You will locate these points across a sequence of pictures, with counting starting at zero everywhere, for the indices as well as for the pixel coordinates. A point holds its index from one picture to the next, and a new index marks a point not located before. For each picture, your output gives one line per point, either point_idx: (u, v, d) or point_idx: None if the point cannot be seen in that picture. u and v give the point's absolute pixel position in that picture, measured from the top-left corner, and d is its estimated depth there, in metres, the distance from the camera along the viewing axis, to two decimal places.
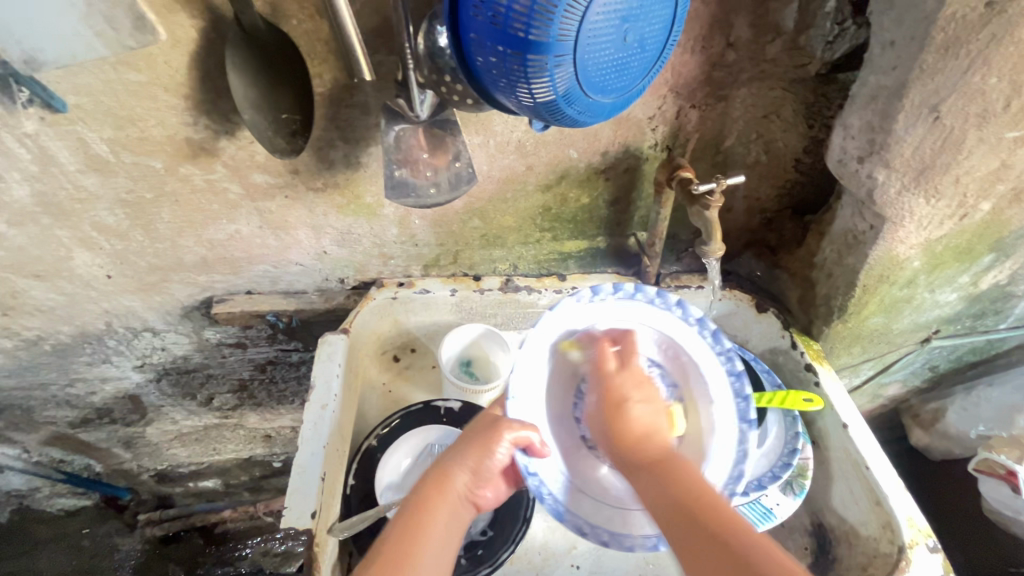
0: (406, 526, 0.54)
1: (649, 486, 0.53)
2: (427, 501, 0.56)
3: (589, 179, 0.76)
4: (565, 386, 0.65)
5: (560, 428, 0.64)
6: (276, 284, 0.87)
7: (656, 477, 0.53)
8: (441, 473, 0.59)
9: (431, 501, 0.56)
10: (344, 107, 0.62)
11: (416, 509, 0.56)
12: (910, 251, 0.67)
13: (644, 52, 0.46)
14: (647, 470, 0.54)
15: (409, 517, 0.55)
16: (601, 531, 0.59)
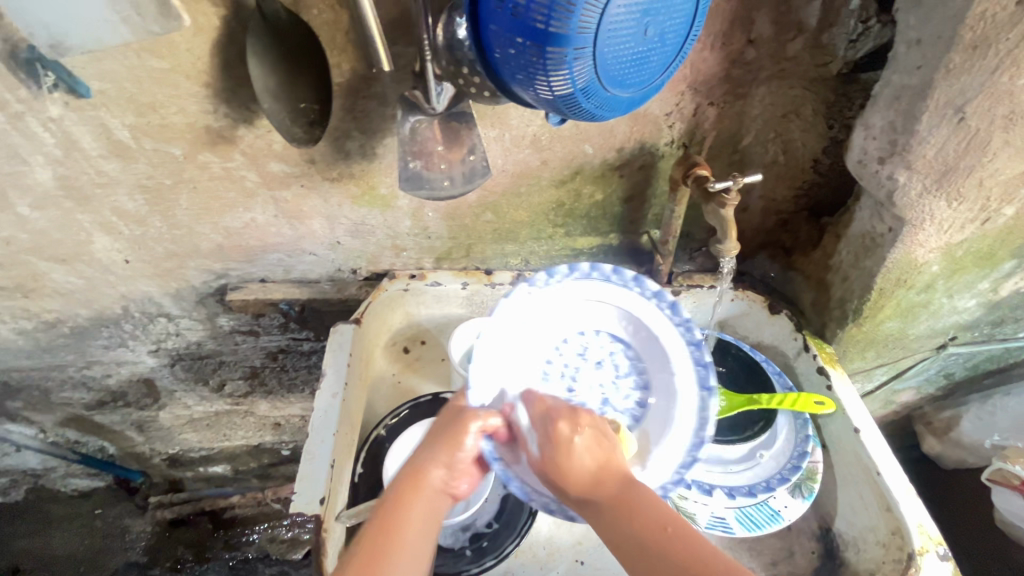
0: (377, 529, 0.50)
1: (610, 533, 0.51)
2: (402, 500, 0.53)
3: (603, 175, 0.75)
4: (531, 364, 0.70)
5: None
6: (289, 273, 0.87)
7: (616, 519, 0.51)
8: (412, 471, 0.56)
9: (406, 500, 0.53)
10: (362, 98, 0.62)
11: (389, 510, 0.52)
12: (929, 255, 0.66)
13: (664, 46, 0.45)
14: (606, 514, 0.52)
15: (382, 521, 0.51)
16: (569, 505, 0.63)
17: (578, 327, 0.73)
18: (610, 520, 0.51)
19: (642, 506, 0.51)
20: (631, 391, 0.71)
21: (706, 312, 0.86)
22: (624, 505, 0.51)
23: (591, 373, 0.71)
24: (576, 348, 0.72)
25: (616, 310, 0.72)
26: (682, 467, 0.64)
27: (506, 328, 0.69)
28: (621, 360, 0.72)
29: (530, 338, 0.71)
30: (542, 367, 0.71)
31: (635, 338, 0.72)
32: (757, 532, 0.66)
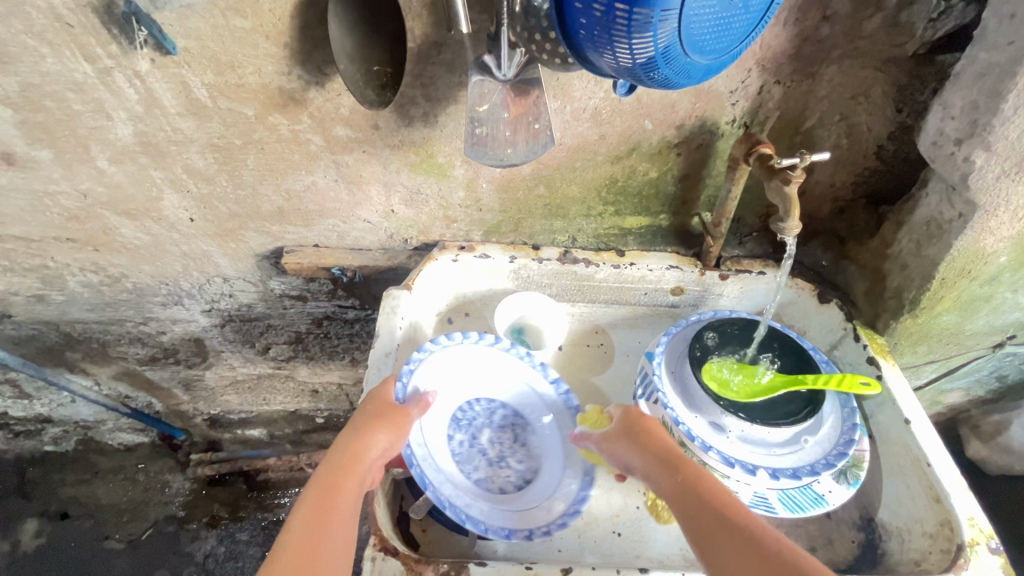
0: (313, 509, 0.54)
1: (671, 491, 0.59)
2: (335, 481, 0.57)
3: (659, 152, 0.75)
4: (442, 408, 0.75)
5: (435, 439, 0.72)
6: (342, 239, 0.90)
7: (676, 484, 0.59)
8: (346, 454, 0.60)
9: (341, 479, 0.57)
10: (431, 64, 0.63)
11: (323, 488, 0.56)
12: (998, 244, 0.64)
13: (748, 12, 0.45)
14: (667, 478, 0.60)
15: (320, 500, 0.55)
16: (458, 510, 0.66)
17: (487, 393, 0.79)
18: (673, 483, 0.60)
19: (699, 475, 0.59)
20: (524, 457, 0.75)
21: (753, 298, 0.86)
22: (682, 471, 0.60)
23: (493, 433, 0.77)
24: (482, 412, 0.78)
25: (524, 388, 0.79)
26: (565, 513, 0.69)
27: (435, 364, 0.75)
28: (519, 430, 0.78)
29: (448, 384, 0.76)
30: (450, 415, 0.76)
31: (534, 415, 0.78)
32: (798, 513, 0.67)
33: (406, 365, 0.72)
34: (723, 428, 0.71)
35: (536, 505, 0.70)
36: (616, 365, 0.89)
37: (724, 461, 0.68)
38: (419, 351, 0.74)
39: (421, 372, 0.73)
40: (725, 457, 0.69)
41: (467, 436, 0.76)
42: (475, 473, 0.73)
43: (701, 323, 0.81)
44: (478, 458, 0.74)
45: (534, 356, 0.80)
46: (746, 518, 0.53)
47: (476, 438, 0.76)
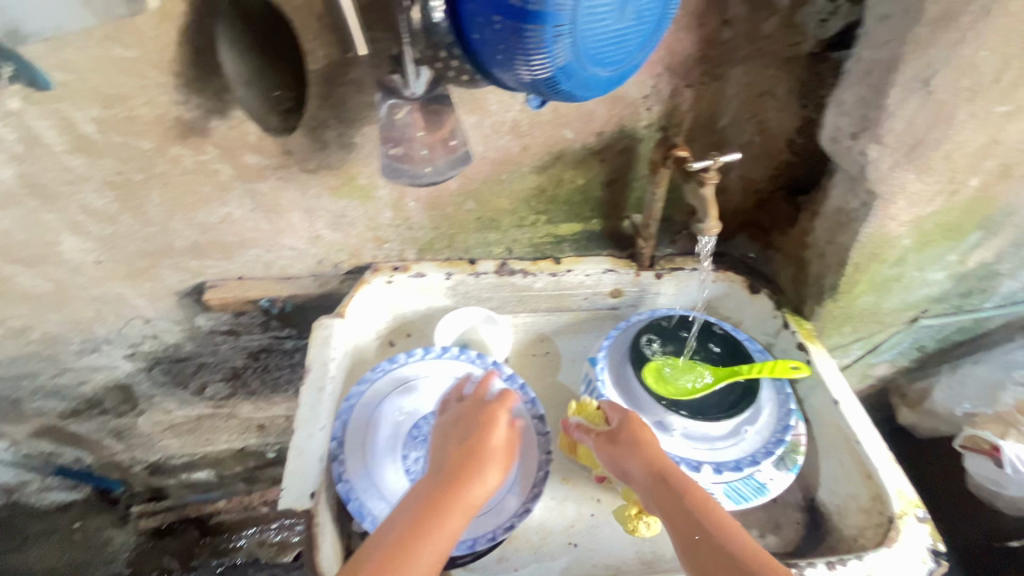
0: (408, 539, 0.54)
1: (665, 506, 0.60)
2: (431, 509, 0.57)
3: (583, 160, 0.75)
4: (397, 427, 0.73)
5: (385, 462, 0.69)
6: (269, 269, 0.86)
7: (667, 502, 0.60)
8: (440, 481, 0.60)
9: (436, 507, 0.57)
10: (339, 85, 0.61)
11: (417, 516, 0.56)
12: (900, 229, 0.66)
13: (642, 24, 0.45)
14: (659, 494, 0.61)
15: (408, 528, 0.55)
16: None
17: None
18: (664, 498, 0.60)
19: (693, 492, 0.60)
20: None
21: (689, 295, 0.89)
22: (676, 488, 0.60)
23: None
24: None
25: None
26: (514, 513, 0.69)
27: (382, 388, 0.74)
28: None
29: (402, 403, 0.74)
30: None
31: None
32: (743, 504, 0.69)
33: (345, 400, 0.71)
34: (668, 427, 0.72)
35: (488, 508, 0.69)
36: (563, 370, 0.90)
37: None
38: (360, 382, 0.73)
39: (364, 404, 0.71)
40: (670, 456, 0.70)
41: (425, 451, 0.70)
42: None
43: (649, 318, 0.83)
44: None
45: (485, 357, 0.79)
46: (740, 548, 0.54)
47: None
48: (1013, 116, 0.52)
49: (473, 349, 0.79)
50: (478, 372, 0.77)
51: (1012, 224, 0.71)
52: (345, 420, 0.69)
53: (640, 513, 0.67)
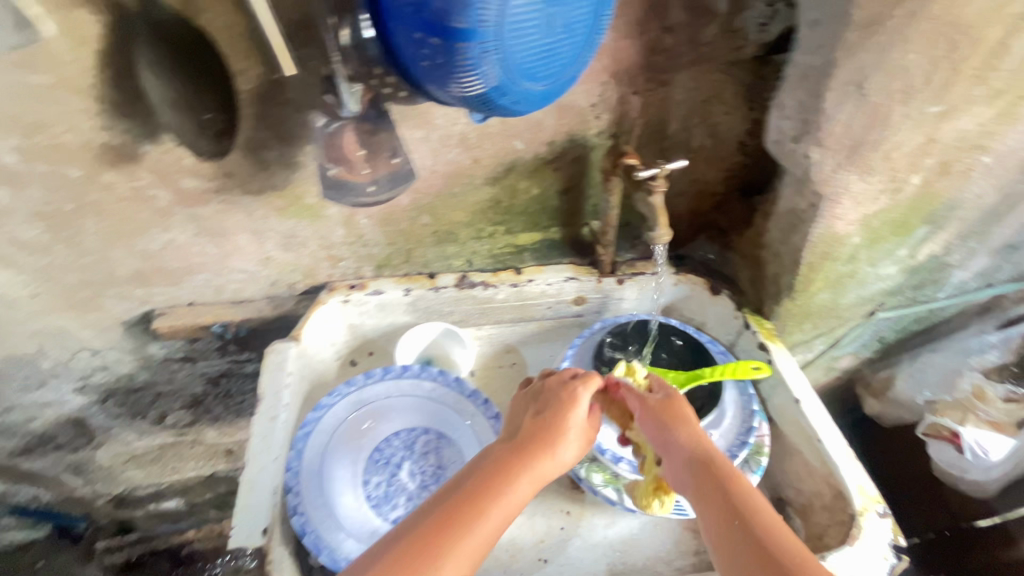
0: (467, 502, 0.51)
1: (708, 492, 0.55)
2: (496, 475, 0.54)
3: (536, 170, 0.74)
4: (357, 452, 0.70)
5: (344, 490, 0.67)
6: (220, 293, 0.83)
7: (706, 485, 0.56)
8: (508, 451, 0.57)
9: (501, 474, 0.54)
10: (274, 105, 0.59)
11: (478, 481, 0.54)
12: (849, 227, 0.67)
13: (573, 36, 0.44)
14: (700, 477, 0.57)
15: (463, 493, 0.53)
16: None
17: (408, 423, 0.74)
18: (708, 481, 0.56)
19: (739, 482, 0.55)
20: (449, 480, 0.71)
21: (653, 299, 0.88)
22: (722, 473, 0.56)
23: (414, 465, 0.72)
24: (404, 443, 0.73)
25: (443, 409, 0.75)
26: None
27: (340, 412, 0.71)
28: (444, 454, 0.73)
29: (362, 427, 0.72)
30: (368, 457, 0.71)
31: (457, 435, 0.74)
32: None
33: (300, 428, 0.68)
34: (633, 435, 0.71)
35: None
36: None
37: (634, 470, 0.69)
38: (316, 408, 0.70)
39: (320, 431, 0.69)
40: (635, 466, 0.70)
41: (386, 476, 0.70)
42: (394, 513, 0.67)
43: (612, 324, 0.83)
44: (400, 494, 0.69)
45: (448, 373, 0.77)
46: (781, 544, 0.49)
47: (398, 474, 0.70)
48: (946, 115, 0.53)
49: (435, 367, 0.77)
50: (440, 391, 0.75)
51: (957, 218, 0.72)
52: (301, 449, 0.67)
53: (657, 490, 0.65)
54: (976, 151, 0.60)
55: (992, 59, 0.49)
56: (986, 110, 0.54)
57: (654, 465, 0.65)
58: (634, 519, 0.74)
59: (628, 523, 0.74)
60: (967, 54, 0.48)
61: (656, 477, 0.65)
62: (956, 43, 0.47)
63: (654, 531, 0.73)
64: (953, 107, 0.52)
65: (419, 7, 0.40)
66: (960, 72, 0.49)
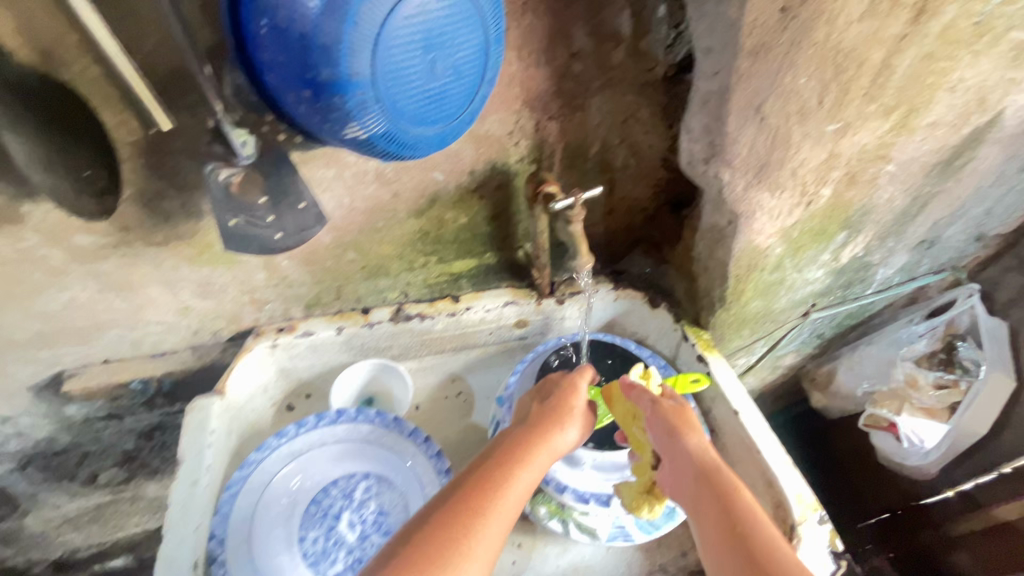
0: (495, 474, 0.54)
1: (710, 499, 0.54)
2: (518, 448, 0.58)
3: (461, 199, 0.73)
4: (291, 508, 0.67)
5: (278, 549, 0.65)
6: (138, 348, 0.78)
7: (706, 495, 0.55)
8: (523, 430, 0.61)
9: (521, 449, 0.58)
10: (165, 154, 0.55)
11: (502, 456, 0.57)
12: (769, 240, 0.68)
13: (462, 77, 0.43)
14: (701, 486, 0.55)
15: (487, 467, 0.55)
16: None
17: (346, 470, 0.71)
18: (710, 489, 0.55)
19: (741, 492, 0.54)
20: (390, 528, 0.68)
21: (595, 316, 0.88)
22: (725, 483, 0.55)
23: (354, 515, 0.69)
24: (342, 493, 0.70)
25: (382, 452, 0.72)
26: None
27: (270, 468, 0.68)
28: (385, 501, 0.70)
29: (296, 480, 0.69)
30: (304, 511, 0.68)
31: (398, 480, 0.71)
32: (654, 533, 0.68)
33: (226, 490, 0.65)
34: (578, 461, 0.68)
35: None
36: (477, 411, 0.86)
37: (579, 498, 0.68)
38: (242, 467, 0.67)
39: (247, 492, 0.66)
40: (580, 494, 0.68)
41: (323, 530, 0.67)
42: (333, 569, 0.65)
43: (554, 347, 0.81)
44: (338, 548, 0.66)
45: (386, 414, 0.74)
46: (776, 551, 0.49)
47: (336, 527, 0.67)
48: (843, 132, 0.54)
49: (373, 407, 0.74)
50: (378, 434, 0.73)
51: (873, 221, 0.74)
52: (226, 513, 0.64)
53: (647, 494, 0.63)
54: (880, 161, 0.62)
55: (878, 79, 0.50)
56: (881, 124, 0.56)
57: (650, 468, 0.62)
58: (587, 545, 0.72)
59: (581, 550, 0.72)
60: (853, 75, 0.49)
61: (650, 481, 0.63)
62: (841, 64, 0.48)
63: (607, 557, 0.72)
64: (849, 123, 0.54)
65: (286, 60, 0.38)
66: (850, 91, 0.50)
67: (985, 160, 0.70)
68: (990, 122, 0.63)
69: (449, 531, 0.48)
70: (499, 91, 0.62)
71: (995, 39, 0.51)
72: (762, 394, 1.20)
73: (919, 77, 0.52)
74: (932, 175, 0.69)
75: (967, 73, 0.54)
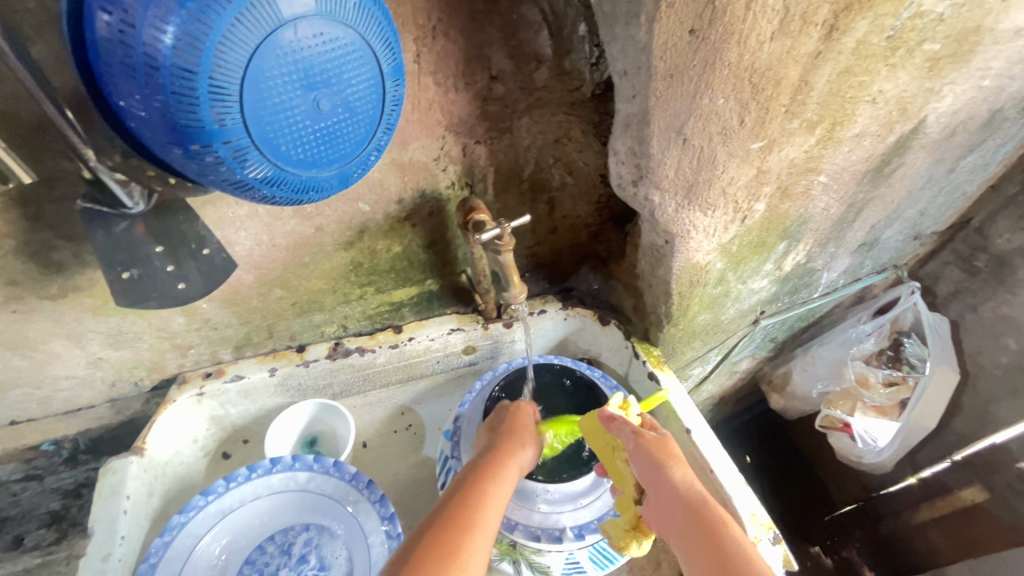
0: (471, 496, 0.52)
1: (696, 533, 0.49)
2: (489, 468, 0.56)
3: (392, 228, 0.69)
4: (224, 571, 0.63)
5: None
6: (49, 406, 0.71)
7: (693, 528, 0.49)
8: (490, 452, 0.59)
9: (492, 467, 0.57)
10: (47, 203, 0.50)
11: (475, 478, 0.55)
12: (709, 256, 0.66)
13: (354, 115, 0.39)
14: (687, 520, 0.50)
15: (462, 491, 0.53)
16: None
17: (284, 523, 0.67)
18: (696, 522, 0.49)
19: (730, 526, 0.49)
20: None
21: (545, 336, 0.85)
22: (712, 515, 0.50)
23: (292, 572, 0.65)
24: (280, 548, 0.66)
25: (322, 500, 0.68)
26: None
27: (197, 530, 0.63)
28: (326, 554, 0.66)
29: (228, 539, 0.65)
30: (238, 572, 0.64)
31: (341, 529, 0.67)
32: (609, 566, 0.66)
33: (143, 561, 0.59)
34: (529, 496, 0.65)
35: None
36: (427, 444, 0.83)
37: (530, 536, 0.64)
38: (163, 533, 0.61)
39: (168, 560, 0.60)
40: (531, 531, 0.64)
41: None
42: None
43: (500, 375, 0.77)
44: None
45: (325, 458, 0.69)
46: None
47: None
48: (769, 149, 0.53)
49: (310, 452, 0.70)
50: (317, 480, 0.68)
51: (811, 230, 0.74)
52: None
53: (633, 530, 0.58)
54: (810, 173, 0.61)
55: (797, 96, 0.49)
56: (806, 138, 0.55)
57: (634, 503, 0.58)
58: None
59: None
60: (770, 93, 0.48)
61: (636, 517, 0.58)
62: (758, 84, 0.47)
63: None
64: (774, 140, 0.53)
65: (142, 102, 0.34)
66: (770, 110, 0.49)
67: (914, 166, 0.71)
68: (914, 129, 0.63)
69: (430, 556, 0.45)
70: (419, 117, 0.59)
71: (909, 52, 0.51)
72: (723, 398, 1.20)
73: (838, 92, 0.51)
74: (864, 183, 0.69)
75: (885, 85, 0.53)
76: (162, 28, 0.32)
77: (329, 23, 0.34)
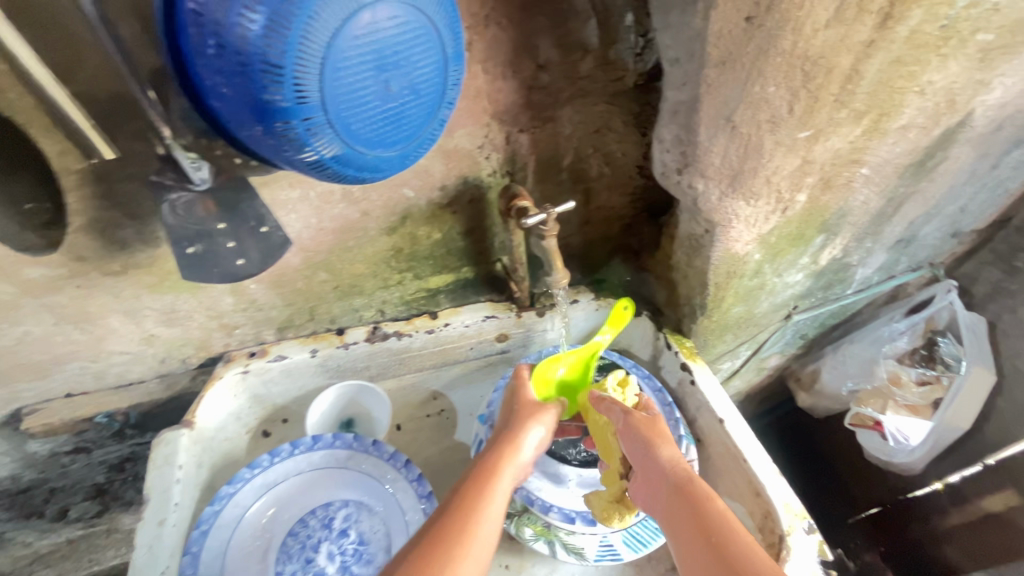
0: (468, 497, 0.51)
1: (684, 513, 0.50)
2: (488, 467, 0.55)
3: (434, 215, 0.71)
4: (268, 542, 0.65)
5: None
6: (102, 379, 0.74)
7: (679, 504, 0.51)
8: (491, 452, 0.58)
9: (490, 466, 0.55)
10: (118, 181, 0.53)
11: (473, 479, 0.54)
12: (747, 247, 0.67)
13: (419, 97, 0.41)
14: (672, 498, 0.52)
15: (459, 492, 0.52)
16: None
17: (325, 498, 0.69)
18: (681, 501, 0.51)
19: (715, 500, 0.50)
20: (371, 556, 0.66)
21: (576, 326, 0.85)
22: (698, 492, 0.51)
23: (333, 545, 0.66)
24: (321, 522, 0.67)
25: (362, 478, 0.70)
26: None
27: (244, 501, 0.66)
28: (366, 530, 0.67)
29: (272, 511, 0.67)
30: (281, 544, 0.66)
31: (380, 505, 0.69)
32: (642, 550, 0.66)
33: (196, 527, 0.62)
34: (563, 478, 0.66)
35: None
36: (459, 429, 0.84)
37: (564, 518, 0.64)
38: (214, 501, 0.64)
39: (219, 527, 0.63)
40: (566, 514, 0.65)
41: (301, 563, 0.64)
42: None
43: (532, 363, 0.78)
44: None
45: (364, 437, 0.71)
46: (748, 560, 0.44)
47: (314, 560, 0.65)
48: (815, 138, 0.54)
49: (350, 431, 0.72)
50: (357, 458, 0.70)
51: (849, 224, 0.74)
52: (196, 553, 0.61)
53: (617, 502, 0.61)
54: (854, 164, 0.61)
55: (847, 85, 0.50)
56: (852, 129, 0.55)
57: (619, 477, 0.61)
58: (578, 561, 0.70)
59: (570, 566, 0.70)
60: (822, 82, 0.48)
61: (621, 489, 0.61)
62: (810, 72, 0.47)
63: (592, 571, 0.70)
64: (821, 130, 0.53)
65: (228, 83, 0.36)
66: (820, 98, 0.50)
67: (958, 160, 0.70)
68: (960, 122, 0.62)
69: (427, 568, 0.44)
70: (467, 105, 0.61)
71: (962, 42, 0.51)
72: (749, 396, 1.20)
73: (888, 82, 0.51)
74: (906, 176, 0.68)
75: (935, 76, 0.53)
76: (253, 12, 0.34)
77: (401, 6, 0.36)
